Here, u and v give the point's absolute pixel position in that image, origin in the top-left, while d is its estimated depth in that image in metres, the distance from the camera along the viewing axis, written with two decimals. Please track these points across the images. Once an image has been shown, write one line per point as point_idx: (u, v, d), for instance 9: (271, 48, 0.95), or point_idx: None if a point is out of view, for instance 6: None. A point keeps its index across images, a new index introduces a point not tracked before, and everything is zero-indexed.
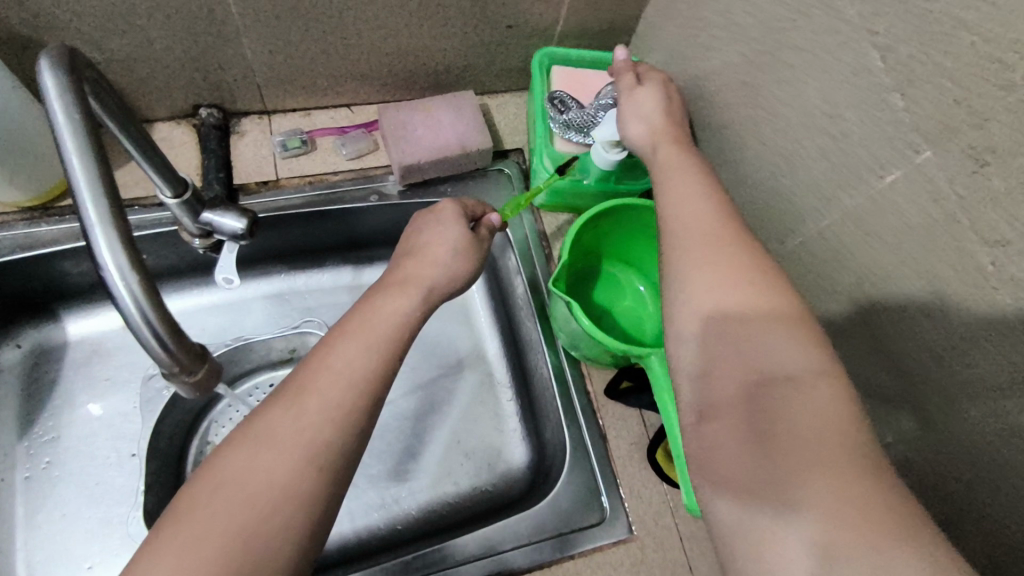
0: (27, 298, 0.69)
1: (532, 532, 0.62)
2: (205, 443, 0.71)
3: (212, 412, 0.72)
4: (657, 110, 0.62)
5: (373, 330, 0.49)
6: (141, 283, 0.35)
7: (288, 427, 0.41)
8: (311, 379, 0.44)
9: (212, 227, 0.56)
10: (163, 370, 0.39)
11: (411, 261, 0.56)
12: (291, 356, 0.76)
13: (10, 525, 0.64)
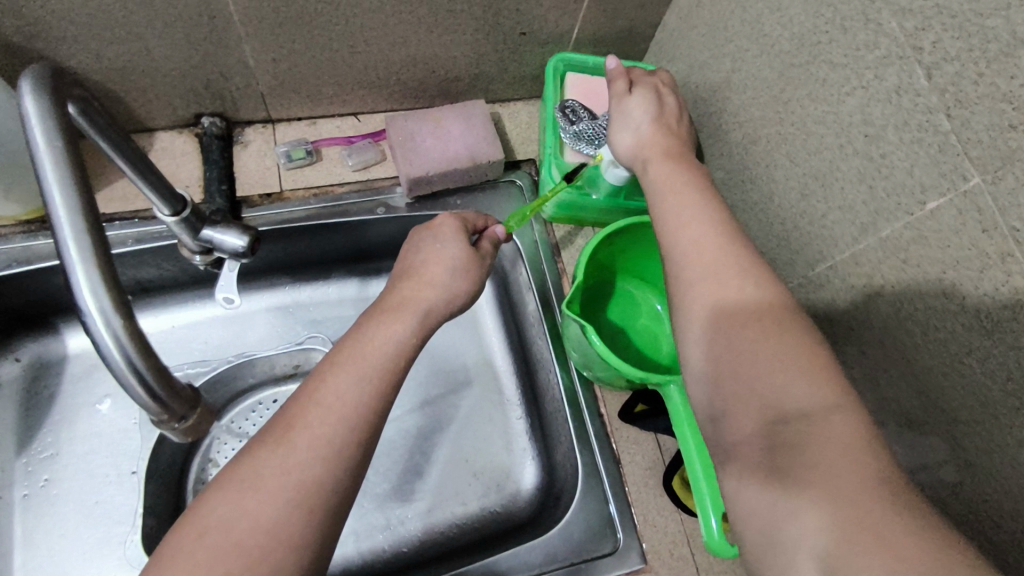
0: (25, 311, 0.67)
1: (542, 561, 0.60)
2: (207, 461, 0.69)
3: (215, 430, 0.71)
4: (647, 120, 0.58)
5: (363, 359, 0.47)
6: (126, 329, 0.34)
7: (276, 467, 0.40)
8: (301, 416, 0.42)
9: (213, 245, 0.54)
10: (151, 416, 0.37)
11: (405, 284, 0.53)
12: (295, 372, 0.74)
13: (8, 545, 0.62)
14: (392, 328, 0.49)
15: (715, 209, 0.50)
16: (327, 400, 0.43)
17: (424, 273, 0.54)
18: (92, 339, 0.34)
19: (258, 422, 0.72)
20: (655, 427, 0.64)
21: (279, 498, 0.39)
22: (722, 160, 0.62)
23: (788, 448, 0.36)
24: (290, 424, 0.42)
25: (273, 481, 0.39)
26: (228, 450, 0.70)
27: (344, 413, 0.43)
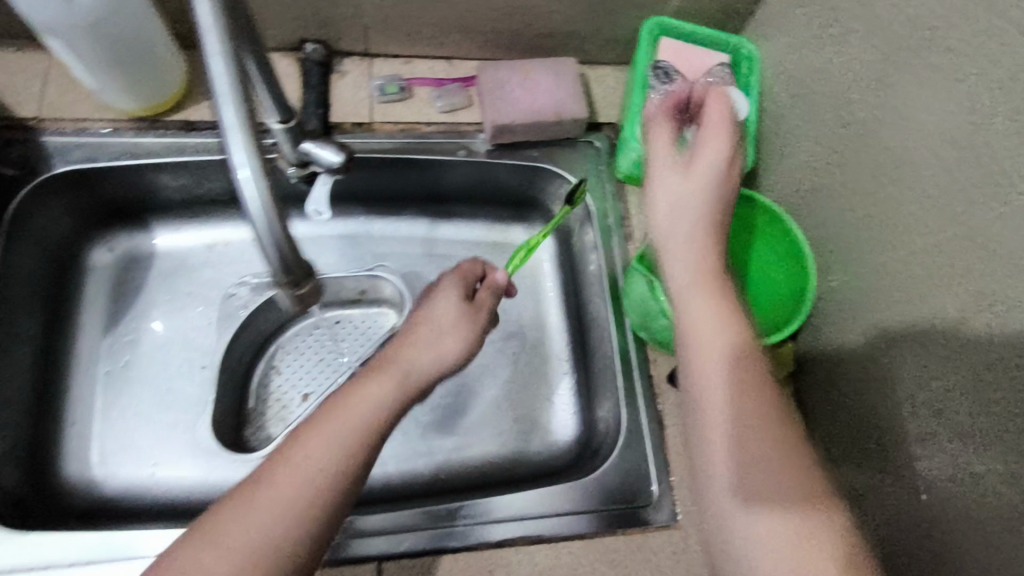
0: (122, 205, 0.71)
1: (579, 500, 0.62)
2: (270, 367, 0.74)
3: (280, 339, 0.75)
4: (687, 184, 0.51)
5: (388, 369, 0.51)
6: (275, 221, 0.43)
7: (266, 492, 0.42)
8: (293, 450, 0.44)
9: (309, 158, 0.57)
10: (275, 282, 0.48)
11: (411, 335, 0.54)
12: (361, 297, 0.78)
13: (88, 414, 0.67)
14: (380, 387, 0.49)
15: (712, 260, 0.49)
16: (356, 405, 0.47)
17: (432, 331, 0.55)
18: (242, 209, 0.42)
19: (322, 339, 0.76)
20: None
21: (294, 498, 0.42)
22: (809, 142, 0.62)
23: (767, 484, 0.40)
24: (311, 425, 0.46)
25: (294, 474, 0.43)
26: (292, 359, 0.74)
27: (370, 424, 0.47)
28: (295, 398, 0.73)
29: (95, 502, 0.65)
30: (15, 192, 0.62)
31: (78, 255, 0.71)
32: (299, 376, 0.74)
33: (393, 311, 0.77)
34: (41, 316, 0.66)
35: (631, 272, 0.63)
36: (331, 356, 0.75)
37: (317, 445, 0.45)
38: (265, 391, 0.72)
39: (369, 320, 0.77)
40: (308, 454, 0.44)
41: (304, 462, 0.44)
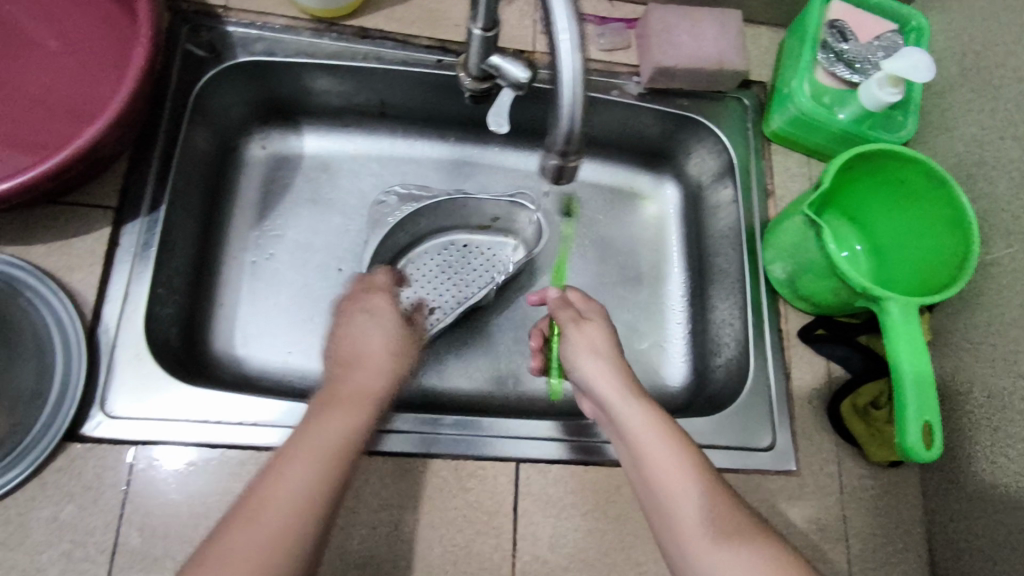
0: (282, 103, 0.74)
1: (702, 432, 0.65)
2: (400, 279, 0.76)
3: (410, 254, 0.78)
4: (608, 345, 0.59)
5: (336, 398, 0.51)
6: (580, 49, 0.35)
7: (243, 545, 0.40)
8: (263, 502, 0.42)
9: (497, 71, 0.58)
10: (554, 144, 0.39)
11: (339, 377, 0.54)
12: (491, 225, 0.79)
13: (234, 298, 0.71)
14: (338, 422, 0.48)
15: (619, 365, 0.58)
16: (309, 435, 0.47)
17: (368, 365, 0.55)
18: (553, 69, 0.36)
19: (448, 260, 0.78)
20: (831, 353, 0.67)
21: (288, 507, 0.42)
22: (980, 116, 0.63)
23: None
24: (284, 462, 0.45)
25: (279, 501, 0.43)
26: (419, 273, 0.77)
27: (325, 445, 0.46)
28: (422, 309, 0.75)
29: (238, 379, 0.67)
30: (203, 73, 0.64)
31: (236, 147, 0.74)
32: (426, 291, 0.76)
33: (520, 242, 0.79)
34: (203, 199, 0.69)
35: (790, 217, 0.62)
36: (458, 278, 0.77)
37: (293, 474, 0.44)
38: (395, 300, 0.74)
39: (496, 247, 0.80)
40: (290, 487, 0.43)
41: (291, 496, 0.43)
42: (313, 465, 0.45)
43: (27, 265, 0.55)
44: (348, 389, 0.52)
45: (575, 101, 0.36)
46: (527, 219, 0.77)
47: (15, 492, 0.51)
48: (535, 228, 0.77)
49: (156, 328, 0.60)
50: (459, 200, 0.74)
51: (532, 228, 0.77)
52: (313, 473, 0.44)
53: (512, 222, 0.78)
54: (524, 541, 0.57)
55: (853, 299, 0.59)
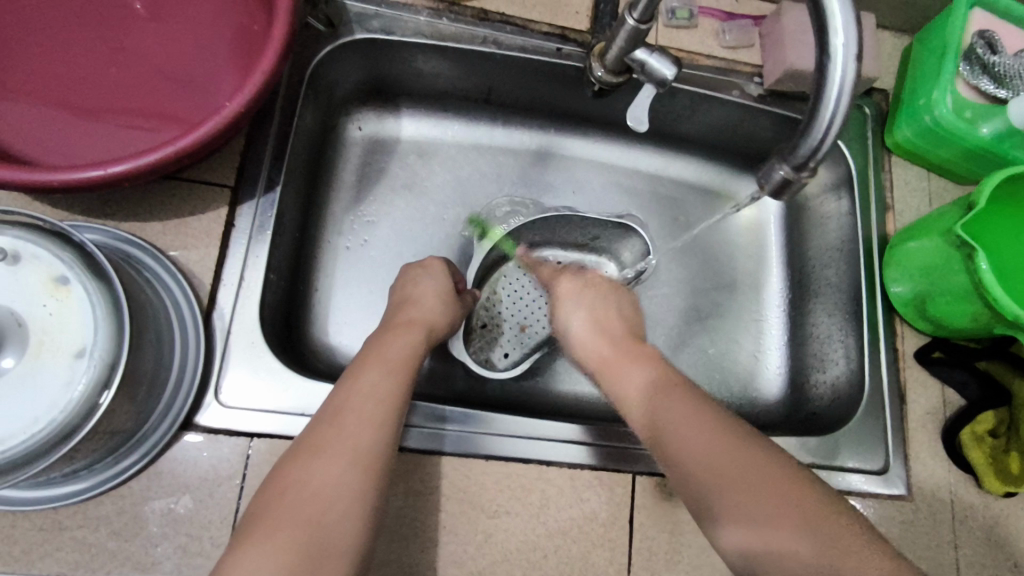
0: (385, 84, 0.71)
1: (817, 452, 0.63)
2: (492, 294, 0.71)
3: (506, 266, 0.72)
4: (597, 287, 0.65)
5: (385, 358, 0.51)
6: (852, 73, 0.36)
7: (309, 486, 0.41)
8: (310, 463, 0.42)
9: (642, 67, 0.55)
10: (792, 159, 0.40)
11: (389, 336, 0.54)
12: (589, 244, 0.74)
13: (329, 285, 0.68)
14: (377, 382, 0.48)
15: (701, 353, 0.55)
16: (362, 390, 0.47)
17: (424, 308, 0.58)
18: (818, 78, 0.37)
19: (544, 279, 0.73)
20: (948, 378, 0.65)
21: (352, 458, 0.43)
22: None
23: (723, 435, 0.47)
24: (337, 419, 0.45)
25: (335, 453, 0.43)
26: (512, 287, 0.72)
27: (385, 402, 0.47)
28: (514, 326, 0.71)
29: (333, 369, 0.64)
30: (318, 49, 0.63)
31: (337, 127, 0.71)
32: (519, 309, 0.71)
33: (615, 264, 0.75)
34: (305, 181, 0.67)
35: (931, 239, 0.61)
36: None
37: (354, 431, 0.44)
38: (486, 317, 0.70)
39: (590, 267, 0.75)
40: (349, 442, 0.44)
41: (343, 446, 0.43)
42: (375, 420, 0.45)
43: (146, 243, 0.54)
44: (392, 348, 0.52)
45: (838, 108, 0.36)
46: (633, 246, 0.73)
47: (131, 480, 0.49)
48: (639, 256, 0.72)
49: (269, 313, 0.58)
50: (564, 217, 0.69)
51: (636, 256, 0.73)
52: (371, 432, 0.45)
53: (615, 244, 0.73)
54: (639, 556, 0.55)
55: (996, 324, 0.57)
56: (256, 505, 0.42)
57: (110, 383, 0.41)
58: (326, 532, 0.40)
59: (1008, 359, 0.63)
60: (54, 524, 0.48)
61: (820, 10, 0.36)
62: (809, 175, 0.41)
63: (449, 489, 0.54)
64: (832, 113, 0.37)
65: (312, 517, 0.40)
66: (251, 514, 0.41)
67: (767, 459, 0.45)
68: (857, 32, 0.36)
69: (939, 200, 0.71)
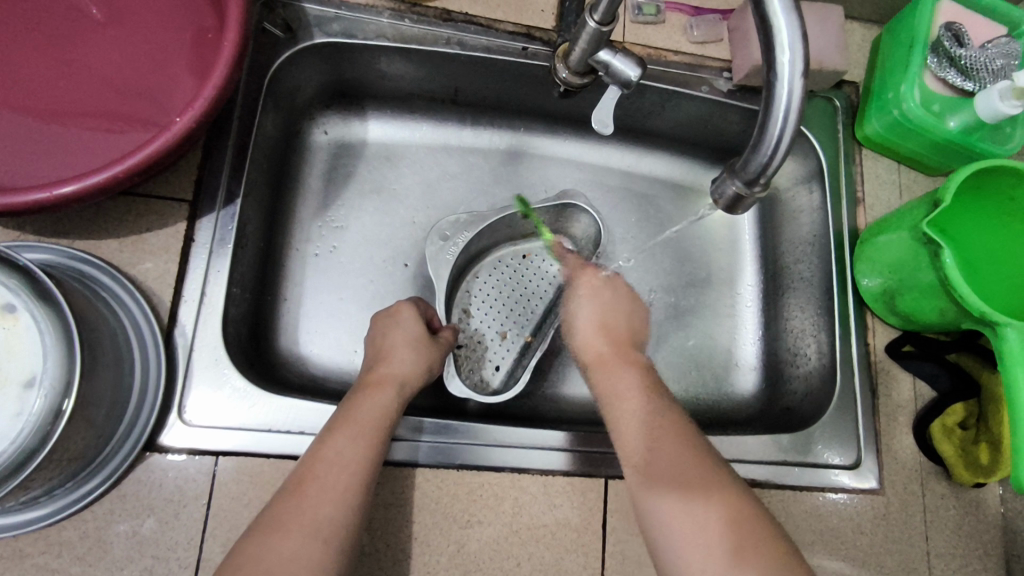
0: (349, 87, 0.70)
1: (790, 449, 0.63)
2: (462, 313, 0.70)
3: (464, 281, 0.71)
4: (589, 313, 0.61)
5: (355, 419, 0.50)
6: (799, 92, 0.36)
7: (273, 557, 0.41)
8: (272, 535, 0.42)
9: (606, 69, 0.54)
10: (750, 173, 0.41)
11: (363, 395, 0.52)
12: (536, 232, 0.72)
13: (298, 294, 0.67)
14: (343, 446, 0.48)
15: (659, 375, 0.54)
16: (328, 458, 0.47)
17: (395, 363, 0.56)
18: (766, 98, 0.37)
19: (504, 277, 0.72)
20: (917, 371, 0.66)
21: (311, 531, 0.43)
22: None
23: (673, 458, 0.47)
24: (301, 490, 0.45)
25: (292, 526, 0.43)
26: (481, 301, 0.71)
27: (351, 468, 0.47)
28: (495, 337, 0.70)
29: (305, 381, 0.63)
30: (278, 54, 0.62)
31: (301, 132, 0.70)
32: (494, 317, 0.70)
33: (570, 244, 0.73)
34: (269, 189, 0.65)
35: (905, 253, 0.61)
36: (521, 292, 0.72)
37: (315, 502, 0.44)
38: (468, 334, 0.69)
39: (545, 252, 0.73)
40: (309, 513, 0.44)
41: (302, 519, 0.43)
42: (339, 489, 0.45)
43: (100, 261, 0.53)
44: (363, 408, 0.51)
45: (786, 125, 0.37)
46: (582, 222, 0.71)
47: (94, 504, 0.49)
48: (591, 232, 0.71)
49: (234, 329, 0.58)
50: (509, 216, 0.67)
51: (586, 231, 0.71)
52: (333, 503, 0.45)
53: (562, 224, 0.71)
54: (612, 559, 0.55)
55: (964, 321, 0.57)
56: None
57: (70, 391, 0.41)
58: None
59: (978, 353, 0.63)
60: (15, 552, 0.47)
61: (766, 28, 0.36)
62: (760, 191, 0.43)
63: (421, 500, 0.54)
64: (780, 131, 0.38)
65: None
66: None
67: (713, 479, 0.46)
68: (805, 46, 0.35)
69: (910, 191, 0.70)
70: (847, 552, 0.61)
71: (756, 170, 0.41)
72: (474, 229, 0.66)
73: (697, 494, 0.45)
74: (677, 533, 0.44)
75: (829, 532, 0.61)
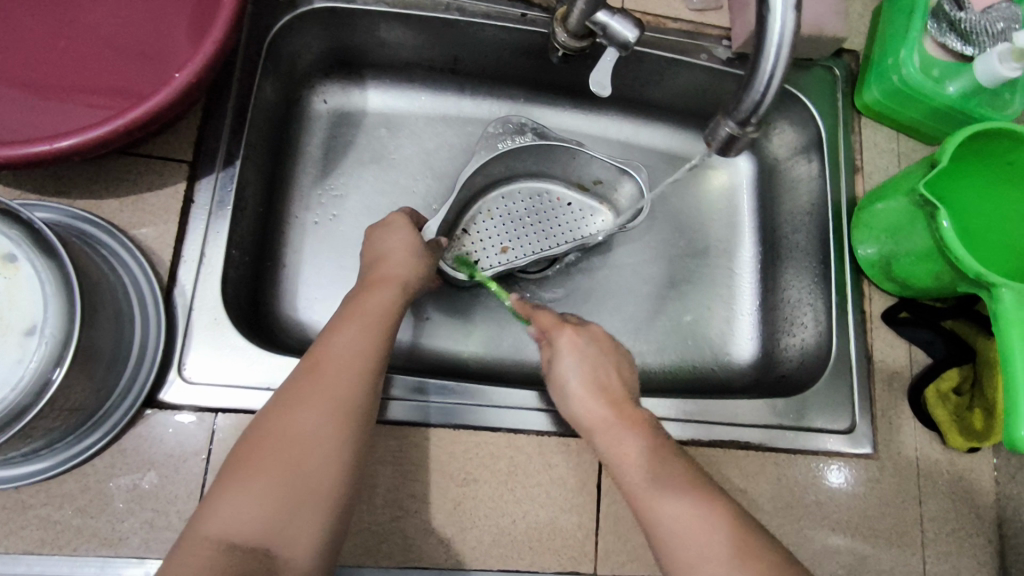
0: (348, 55, 0.70)
1: (785, 413, 0.64)
2: (483, 210, 0.72)
3: (502, 187, 0.73)
4: (587, 360, 0.56)
5: (362, 314, 0.51)
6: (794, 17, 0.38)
7: (291, 434, 0.44)
8: (291, 414, 0.45)
9: (604, 30, 0.54)
10: (738, 110, 0.44)
11: (363, 292, 0.54)
12: (591, 187, 0.74)
13: (299, 259, 0.67)
14: (356, 339, 0.49)
15: (616, 388, 0.55)
16: (336, 344, 0.48)
17: (394, 261, 0.57)
18: (760, 24, 0.39)
19: (539, 206, 0.74)
20: (913, 337, 0.66)
21: (324, 412, 0.45)
22: None
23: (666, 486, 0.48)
24: (312, 374, 0.47)
25: (308, 406, 0.45)
26: (505, 209, 0.73)
27: (359, 356, 0.48)
28: (493, 246, 0.71)
29: (304, 345, 0.64)
30: (276, 18, 0.62)
31: (300, 100, 0.70)
32: (504, 230, 0.72)
33: (611, 212, 0.74)
34: (268, 156, 0.66)
35: (902, 214, 0.61)
36: (544, 225, 0.73)
37: (328, 385, 0.46)
38: (470, 228, 0.71)
39: (586, 211, 0.74)
40: (321, 393, 0.45)
41: (316, 400, 0.45)
42: (349, 375, 0.47)
43: (101, 220, 0.53)
44: (368, 305, 0.52)
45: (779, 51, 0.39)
46: (628, 189, 0.72)
47: (96, 458, 0.49)
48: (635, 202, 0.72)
49: (233, 291, 0.58)
50: (573, 150, 0.69)
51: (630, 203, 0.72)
52: (345, 386, 0.46)
53: (613, 188, 0.72)
54: (607, 519, 0.56)
55: (961, 285, 0.57)
56: (242, 449, 0.44)
57: (62, 361, 0.41)
58: (299, 482, 0.42)
59: (975, 318, 0.63)
60: (19, 503, 0.48)
61: None
62: (753, 130, 0.45)
63: (419, 458, 0.55)
64: (771, 74, 0.41)
65: (285, 468, 0.43)
66: (234, 459, 0.44)
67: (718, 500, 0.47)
68: None
69: (909, 160, 0.70)
70: (840, 516, 0.61)
71: (749, 107, 0.44)
72: (534, 138, 0.69)
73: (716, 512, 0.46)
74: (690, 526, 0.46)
75: (823, 496, 0.62)
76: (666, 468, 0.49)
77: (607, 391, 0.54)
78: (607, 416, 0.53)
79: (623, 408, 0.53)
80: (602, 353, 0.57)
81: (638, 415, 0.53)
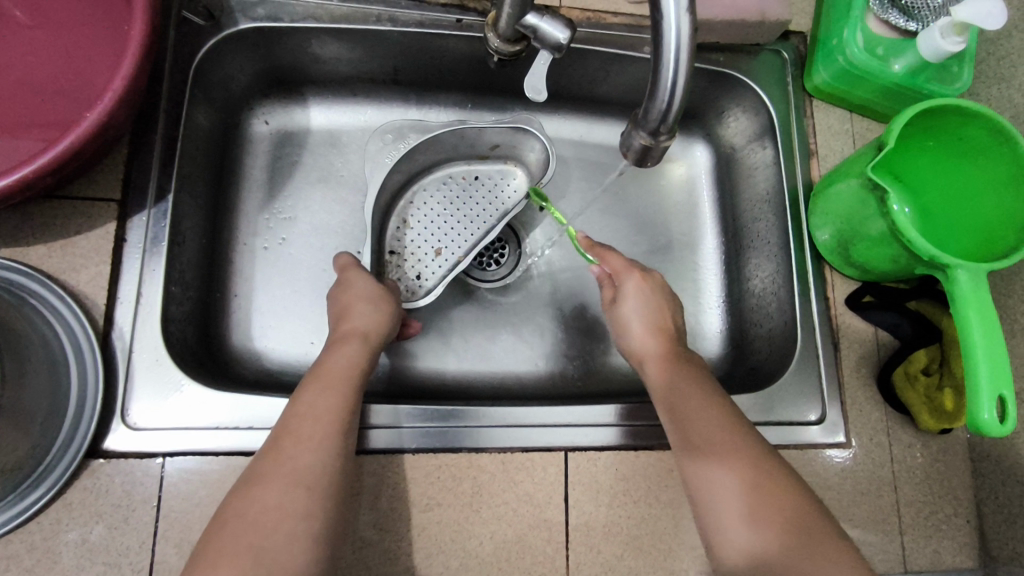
0: (286, 74, 0.68)
1: (753, 409, 0.63)
2: (403, 221, 0.70)
3: (409, 193, 0.71)
4: (656, 306, 0.60)
5: (325, 375, 0.51)
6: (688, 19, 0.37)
7: (258, 509, 0.42)
8: (261, 485, 0.44)
9: (535, 32, 0.52)
10: (649, 117, 0.42)
11: (330, 350, 0.54)
12: (490, 154, 0.71)
13: (250, 287, 0.65)
14: (324, 401, 0.49)
15: (662, 323, 0.60)
16: (303, 411, 0.48)
17: (356, 314, 0.56)
18: (654, 27, 0.38)
19: (451, 194, 0.71)
20: (878, 321, 0.65)
21: (293, 479, 0.44)
22: None
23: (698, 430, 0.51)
24: (279, 444, 0.46)
25: (276, 478, 0.44)
26: (422, 213, 0.71)
27: (324, 419, 0.48)
28: (429, 252, 0.69)
29: (260, 376, 0.62)
30: (201, 43, 0.61)
31: (239, 124, 0.68)
32: (429, 233, 0.70)
33: (523, 171, 0.72)
34: (207, 185, 0.64)
35: (852, 200, 0.59)
36: (462, 211, 0.71)
37: (295, 453, 0.45)
38: (400, 245, 0.69)
39: (496, 177, 0.72)
40: (289, 465, 0.45)
41: (283, 471, 0.44)
42: (316, 439, 0.47)
43: (29, 269, 0.51)
44: (331, 364, 0.52)
45: (677, 56, 0.38)
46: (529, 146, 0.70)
47: (39, 516, 0.48)
48: (542, 158, 0.69)
49: (177, 329, 0.56)
50: (458, 129, 0.66)
51: (538, 156, 0.70)
52: (314, 451, 0.46)
53: (515, 148, 0.70)
54: (577, 533, 0.55)
55: (919, 267, 0.56)
56: (204, 541, 0.42)
57: None
58: (269, 554, 0.41)
59: (937, 296, 0.62)
60: None
61: None
62: (665, 138, 0.43)
63: (379, 487, 0.53)
64: (672, 79, 0.39)
65: (254, 544, 0.41)
66: (197, 552, 0.41)
67: (771, 476, 0.48)
68: None
69: (863, 141, 0.69)
70: None
71: (658, 116, 0.42)
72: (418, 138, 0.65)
73: (741, 470, 0.48)
74: (720, 490, 0.48)
75: None
76: (720, 435, 0.50)
77: (648, 347, 0.59)
78: (658, 350, 0.58)
79: (672, 338, 0.59)
80: (663, 295, 0.62)
81: (689, 356, 0.58)
